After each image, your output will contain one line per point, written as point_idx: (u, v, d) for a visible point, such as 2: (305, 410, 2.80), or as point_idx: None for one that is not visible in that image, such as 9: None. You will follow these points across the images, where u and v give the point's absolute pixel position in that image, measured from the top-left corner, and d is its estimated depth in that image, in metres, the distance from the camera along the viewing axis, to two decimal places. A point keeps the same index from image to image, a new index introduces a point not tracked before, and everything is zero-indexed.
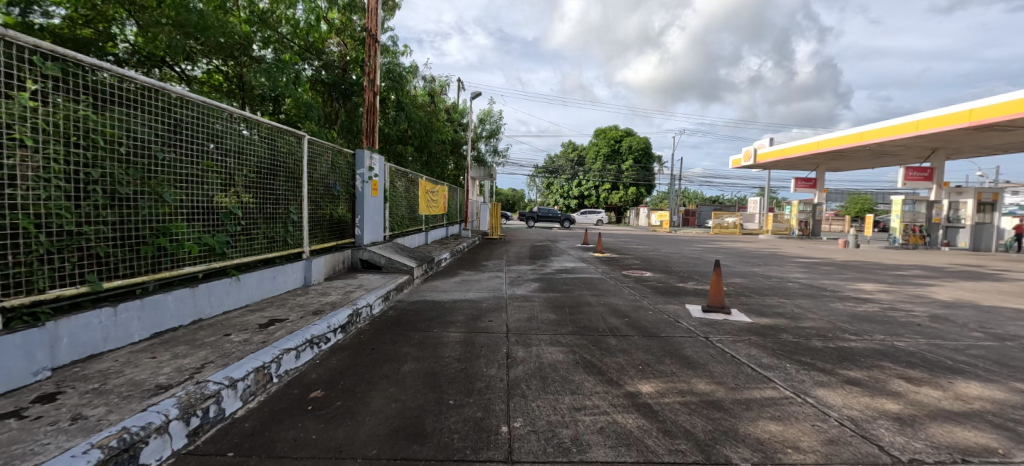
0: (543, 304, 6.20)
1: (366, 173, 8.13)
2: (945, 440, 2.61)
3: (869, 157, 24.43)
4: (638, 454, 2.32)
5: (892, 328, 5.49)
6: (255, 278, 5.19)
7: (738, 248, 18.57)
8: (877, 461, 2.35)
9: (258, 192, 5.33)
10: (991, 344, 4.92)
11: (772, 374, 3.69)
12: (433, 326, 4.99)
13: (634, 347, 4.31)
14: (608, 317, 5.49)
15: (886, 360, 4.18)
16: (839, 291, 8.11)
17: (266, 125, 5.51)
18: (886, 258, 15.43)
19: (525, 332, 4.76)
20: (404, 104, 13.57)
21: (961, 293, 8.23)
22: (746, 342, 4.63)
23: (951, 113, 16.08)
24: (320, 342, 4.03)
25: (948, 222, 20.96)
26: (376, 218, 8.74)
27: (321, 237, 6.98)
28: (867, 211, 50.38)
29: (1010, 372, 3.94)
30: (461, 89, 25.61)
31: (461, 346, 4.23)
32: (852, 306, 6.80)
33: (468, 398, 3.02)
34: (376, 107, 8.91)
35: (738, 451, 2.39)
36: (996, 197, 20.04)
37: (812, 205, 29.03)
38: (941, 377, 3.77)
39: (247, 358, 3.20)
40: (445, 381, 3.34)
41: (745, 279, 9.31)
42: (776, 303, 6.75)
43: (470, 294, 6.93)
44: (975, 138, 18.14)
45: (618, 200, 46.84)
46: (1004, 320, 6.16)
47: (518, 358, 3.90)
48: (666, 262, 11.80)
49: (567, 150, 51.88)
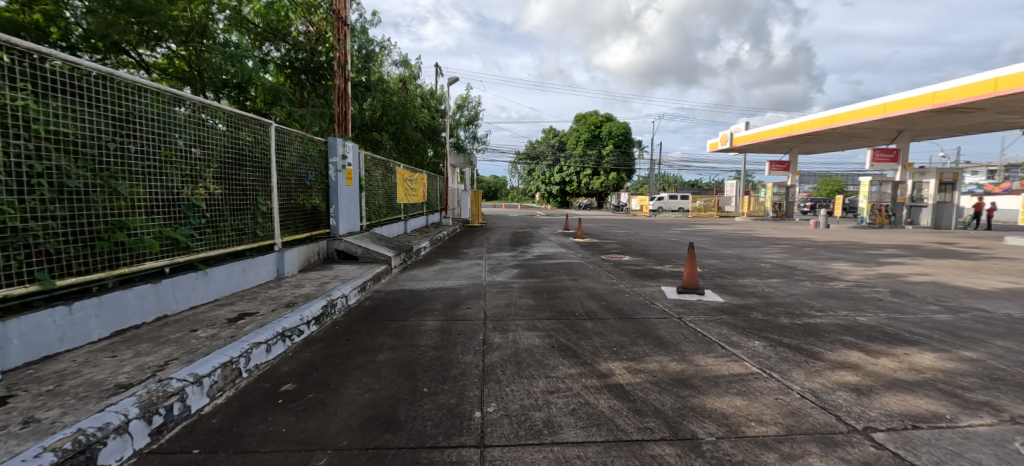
0: (521, 290, 6.22)
1: (339, 162, 7.93)
2: (898, 409, 2.75)
3: (841, 140, 25.10)
4: (607, 434, 2.36)
5: (856, 304, 5.73)
6: (224, 272, 5.04)
7: (715, 231, 18.96)
8: (833, 430, 2.46)
9: (224, 183, 5.13)
10: (946, 316, 5.19)
11: (740, 351, 3.81)
12: (411, 315, 4.96)
13: (610, 329, 4.38)
14: (586, 301, 5.57)
15: (849, 335, 4.37)
16: (809, 270, 8.44)
17: (229, 113, 5.27)
18: (853, 237, 16.07)
19: (502, 318, 4.77)
20: (376, 88, 13.18)
21: (922, 270, 8.65)
22: (717, 321, 4.76)
23: (915, 96, 16.61)
24: (292, 335, 3.95)
25: (912, 202, 21.81)
26: (352, 207, 8.56)
27: (294, 228, 6.79)
28: (839, 192, 52.24)
29: (961, 343, 4.18)
30: (438, 74, 25.01)
31: (437, 334, 4.22)
32: (821, 284, 7.05)
33: (442, 385, 3.03)
34: (347, 94, 8.65)
35: (704, 426, 2.47)
36: (956, 178, 20.90)
37: (785, 188, 29.95)
38: (897, 348, 3.97)
39: (214, 353, 3.12)
40: (420, 369, 3.32)
41: (721, 260, 9.56)
42: (748, 283, 6.97)
43: (449, 282, 6.91)
44: (939, 121, 18.84)
45: (600, 186, 47.03)
46: (959, 294, 6.51)
47: (494, 344, 3.91)
48: (644, 246, 12.04)
49: (548, 136, 51.85)
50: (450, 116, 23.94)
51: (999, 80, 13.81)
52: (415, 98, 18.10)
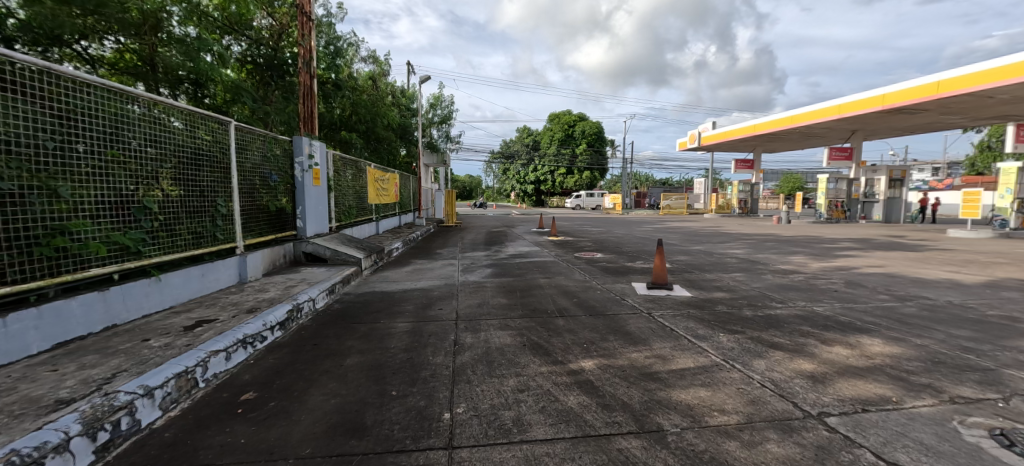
0: (494, 290, 6.20)
1: (305, 161, 7.71)
2: (850, 393, 2.90)
3: (800, 139, 26.30)
4: (576, 430, 2.39)
5: (814, 295, 6.02)
6: (181, 277, 4.79)
7: (685, 227, 19.49)
8: (790, 416, 2.57)
9: (179, 184, 4.86)
10: (895, 305, 5.52)
11: (705, 344, 3.93)
12: (381, 317, 4.87)
13: (581, 326, 4.43)
14: (558, 298, 5.62)
15: (807, 324, 4.58)
16: (771, 264, 8.81)
17: (185, 112, 5.02)
18: (812, 232, 16.90)
19: (474, 318, 4.75)
20: (344, 86, 12.86)
21: (874, 262, 9.18)
22: (684, 315, 4.88)
23: (868, 98, 17.57)
24: (254, 341, 3.80)
25: (865, 197, 23.13)
26: (320, 208, 8.33)
27: (258, 230, 6.54)
28: (799, 189, 54.83)
29: (907, 329, 4.45)
30: (410, 72, 24.68)
31: (408, 336, 4.16)
32: (782, 277, 7.36)
33: (411, 387, 2.98)
34: (313, 91, 8.41)
35: (670, 417, 2.53)
36: (904, 174, 22.33)
37: (750, 185, 31.15)
38: (850, 336, 4.18)
39: (167, 363, 2.97)
40: (389, 372, 3.26)
41: (690, 256, 9.84)
42: (715, 278, 7.20)
43: (422, 282, 6.83)
44: (888, 121, 20.01)
45: (573, 185, 48.17)
46: (906, 283, 6.95)
47: (466, 344, 3.88)
48: (617, 244, 12.25)
49: (522, 136, 51.95)
50: (423, 115, 23.65)
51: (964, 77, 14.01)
52: (385, 96, 17.76)
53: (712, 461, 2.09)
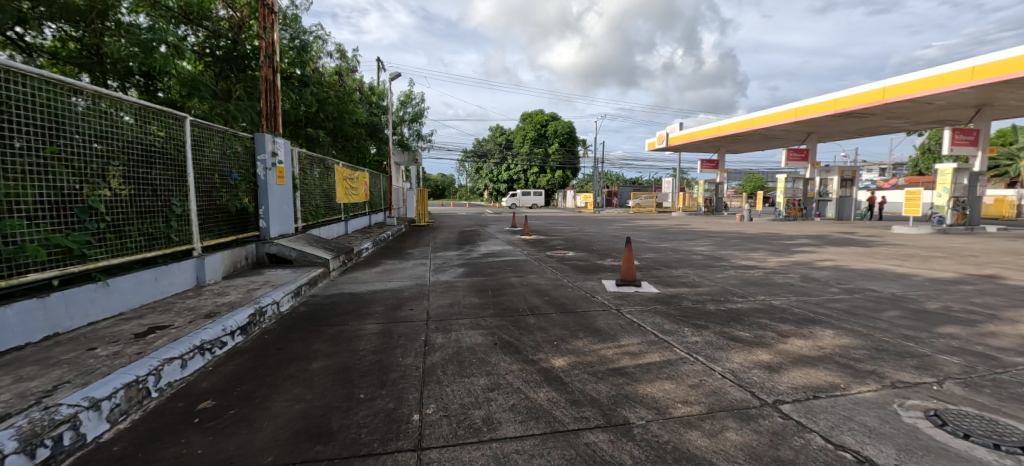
0: (466, 289, 6.18)
1: (268, 159, 7.43)
2: (803, 381, 3.07)
3: (761, 141, 27.53)
4: (545, 426, 2.42)
5: (772, 289, 6.33)
6: (131, 281, 4.52)
7: (653, 226, 20.02)
8: (748, 405, 2.70)
9: (129, 182, 4.58)
10: (845, 297, 5.88)
11: (670, 338, 4.07)
12: (349, 319, 4.76)
13: (552, 324, 4.49)
14: (530, 297, 5.66)
15: (765, 317, 4.81)
16: (734, 260, 9.20)
17: (136, 106, 4.74)
18: (771, 229, 17.73)
19: (445, 318, 4.72)
20: (310, 81, 12.47)
21: (827, 257, 9.73)
22: (652, 311, 5.04)
23: (821, 102, 18.58)
24: (212, 348, 3.64)
25: (820, 197, 24.44)
26: (285, 208, 8.05)
27: (217, 231, 6.25)
28: (760, 189, 57.45)
29: (855, 320, 4.76)
30: (379, 68, 24.18)
31: (377, 337, 4.09)
32: (743, 272, 7.70)
33: (380, 390, 2.93)
34: (276, 86, 8.10)
35: (636, 411, 2.61)
36: (854, 175, 23.77)
37: (714, 184, 32.35)
38: (804, 328, 4.43)
39: (115, 373, 2.79)
40: (357, 375, 3.20)
41: (657, 253, 10.13)
42: (681, 274, 7.44)
43: (392, 283, 6.72)
44: (840, 124, 21.24)
45: (546, 184, 48.97)
46: (855, 277, 7.41)
47: (436, 344, 3.85)
48: (588, 242, 12.46)
49: (495, 135, 51.91)
50: (393, 113, 23.25)
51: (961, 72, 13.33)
52: (353, 92, 17.32)
53: (675, 451, 2.16)
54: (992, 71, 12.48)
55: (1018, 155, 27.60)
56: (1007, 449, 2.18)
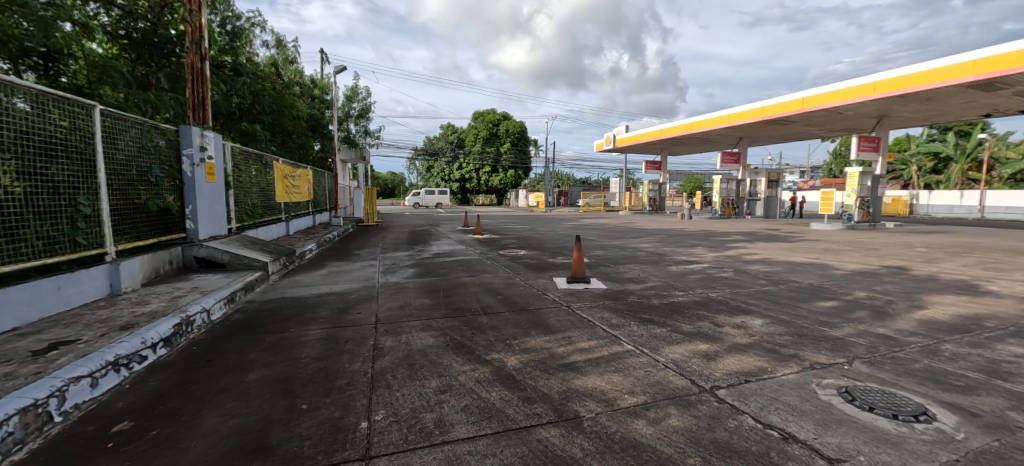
0: (417, 290, 6.04)
1: (196, 154, 6.82)
2: (736, 367, 3.32)
3: (699, 144, 29.40)
4: (497, 425, 2.42)
5: (709, 282, 6.78)
6: (27, 292, 3.96)
7: (601, 224, 20.73)
8: (688, 392, 2.87)
9: (24, 178, 4.03)
10: (771, 288, 6.43)
11: (618, 332, 4.23)
12: (290, 325, 4.48)
13: (504, 322, 4.51)
14: (482, 296, 5.64)
15: (703, 309, 5.14)
16: (676, 256, 9.75)
17: (32, 91, 4.18)
18: (708, 226, 18.99)
19: (396, 320, 4.58)
20: (244, 71, 11.59)
21: (757, 252, 10.58)
22: (600, 306, 5.22)
23: (750, 109, 20.20)
24: (129, 363, 3.28)
25: (750, 196, 26.57)
26: (216, 207, 7.43)
27: (134, 233, 5.64)
28: (698, 189, 61.41)
29: (780, 308, 5.21)
30: (322, 60, 23.00)
31: (321, 343, 3.89)
32: (684, 267, 8.19)
33: (325, 399, 2.79)
34: (204, 75, 7.44)
35: (586, 404, 2.68)
36: (779, 176, 26.12)
37: (658, 185, 34.10)
38: (737, 318, 4.78)
39: (7, 397, 2.44)
40: (298, 384, 3.02)
41: (606, 251, 10.50)
42: (627, 270, 7.77)
43: (338, 286, 6.42)
44: (767, 130, 23.18)
45: (499, 183, 48.71)
46: (780, 269, 8.13)
47: (386, 348, 3.73)
48: (539, 240, 12.65)
49: (446, 133, 51.16)
50: (338, 108, 22.21)
51: (953, 67, 12.54)
52: (293, 84, 16.32)
53: (623, 441, 2.25)
54: (892, 86, 14.12)
55: (910, 161, 31.59)
56: (903, 418, 2.49)
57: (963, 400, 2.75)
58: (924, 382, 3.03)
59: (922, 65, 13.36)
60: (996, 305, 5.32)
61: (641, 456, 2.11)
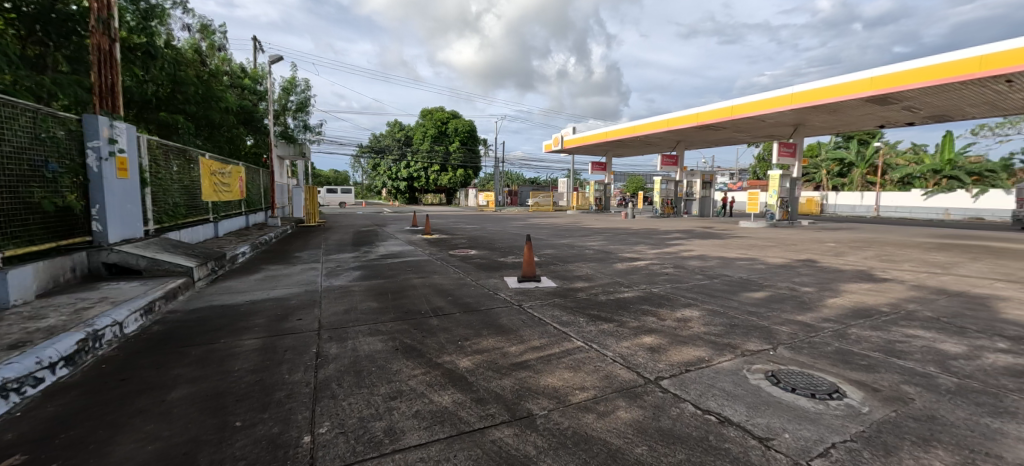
0: (363, 293, 5.79)
1: (104, 147, 6.06)
2: (677, 358, 3.52)
3: (641, 146, 30.91)
4: (450, 429, 2.38)
5: (651, 278, 7.15)
6: None
7: (551, 223, 21.12)
8: (635, 384, 3.00)
9: None
10: (707, 282, 6.90)
11: (568, 329, 4.33)
12: (220, 336, 4.11)
13: (456, 324, 4.44)
14: (433, 298, 5.54)
15: (647, 304, 5.40)
16: (621, 253, 10.17)
17: None
18: (650, 225, 20.02)
19: (340, 326, 4.36)
20: (162, 56, 10.46)
21: (693, 248, 11.31)
22: (550, 304, 5.32)
23: (686, 115, 21.56)
24: (19, 387, 2.83)
25: (687, 196, 28.38)
26: (129, 207, 6.65)
27: (26, 236, 4.90)
28: (640, 189, 64.54)
29: (714, 301, 5.61)
30: (255, 48, 21.34)
31: (257, 354, 3.60)
32: (628, 264, 8.57)
33: (262, 414, 2.59)
34: (113, 59, 6.64)
35: (538, 402, 2.71)
36: (711, 178, 28.17)
37: (603, 185, 35.39)
38: (677, 311, 5.08)
39: None
40: (231, 400, 2.77)
41: (555, 249, 10.72)
42: (576, 268, 7.98)
43: (275, 291, 6.00)
44: (701, 135, 24.87)
45: (447, 182, 47.64)
46: (714, 264, 8.76)
47: (330, 356, 3.53)
48: (490, 240, 12.65)
49: (393, 130, 49.56)
50: (274, 100, 20.74)
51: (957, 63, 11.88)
52: (220, 73, 14.96)
53: (575, 435, 2.30)
54: (807, 98, 15.72)
55: (820, 165, 35.35)
56: (820, 397, 2.77)
57: (866, 377, 3.12)
58: (836, 363, 3.40)
59: (830, 80, 14.97)
60: (889, 292, 6.11)
61: (592, 449, 2.17)
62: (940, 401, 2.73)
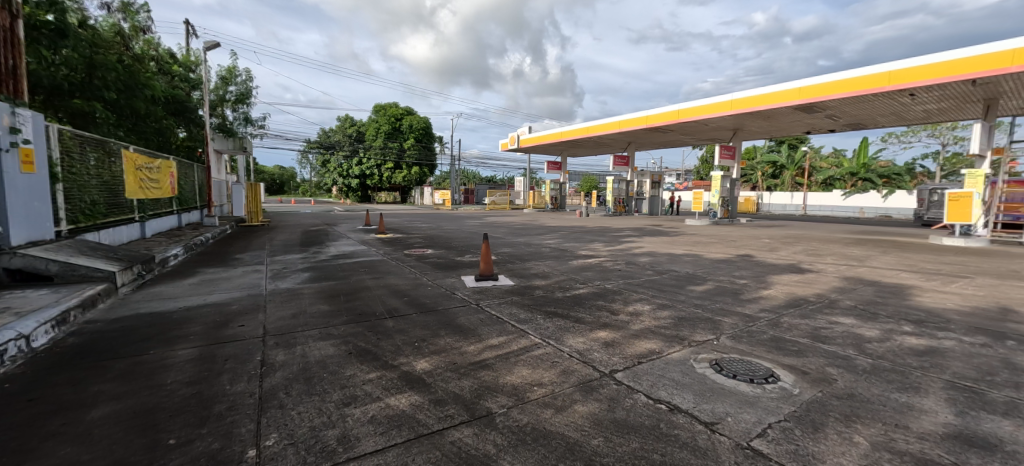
0: (313, 296, 5.52)
1: (3, 137, 5.35)
2: (630, 351, 3.66)
3: (594, 147, 31.82)
4: (408, 432, 2.33)
5: (605, 274, 7.38)
6: None
7: (507, 222, 21.20)
8: (591, 378, 3.08)
9: None
10: (656, 277, 7.23)
11: (526, 326, 4.37)
12: (149, 347, 3.75)
13: (412, 325, 4.35)
14: (388, 299, 5.38)
15: (601, 300, 5.57)
16: (576, 251, 10.41)
17: None
18: (604, 223, 20.66)
19: (288, 331, 4.13)
20: (75, 36, 9.37)
21: (644, 245, 11.80)
22: (508, 302, 5.34)
23: (636, 117, 22.43)
24: None
25: (638, 195, 29.58)
26: (36, 205, 5.91)
27: None
28: (594, 188, 66.44)
29: (664, 295, 5.89)
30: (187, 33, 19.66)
31: (194, 365, 3.33)
32: (583, 261, 8.79)
33: (200, 429, 2.39)
34: (17, 38, 5.87)
35: (497, 400, 2.71)
36: (660, 178, 29.55)
37: (558, 184, 36.05)
38: (630, 306, 5.28)
39: None
40: (163, 417, 2.54)
41: (512, 248, 10.78)
42: (533, 266, 8.07)
43: (214, 296, 5.57)
44: (650, 137, 26.02)
45: (402, 179, 45.97)
46: (663, 260, 9.20)
47: (276, 363, 3.33)
48: (447, 239, 12.49)
49: (343, 125, 47.57)
50: (211, 90, 19.24)
51: (941, 64, 11.76)
52: (146, 58, 13.64)
53: (534, 431, 2.33)
54: (744, 104, 16.89)
55: (756, 167, 38.13)
56: (757, 381, 3.00)
57: (796, 361, 3.41)
58: (771, 350, 3.69)
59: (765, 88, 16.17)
60: (815, 283, 6.71)
61: (551, 443, 2.21)
62: (858, 380, 3.04)
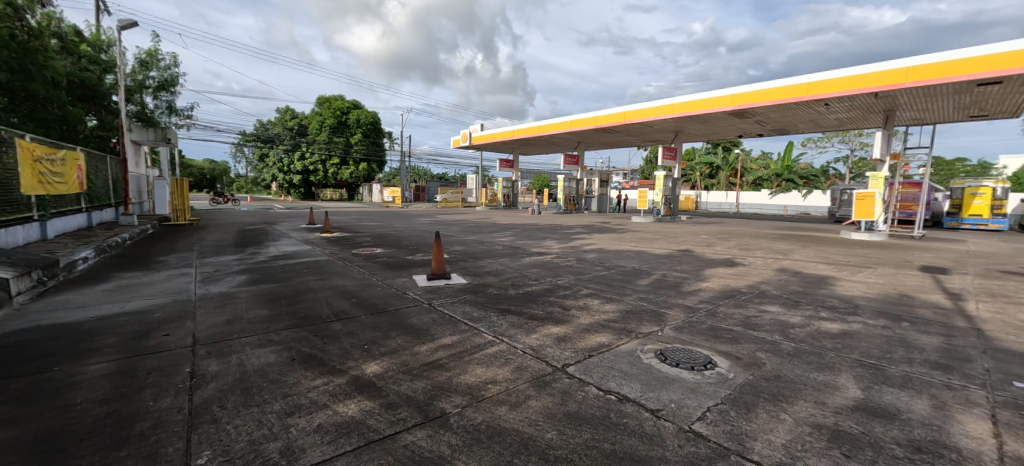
0: (251, 300, 5.15)
1: None
2: (581, 346, 3.76)
3: (546, 145, 32.35)
4: (358, 439, 2.24)
5: (556, 271, 7.53)
6: None
7: (460, 219, 21.02)
8: (545, 373, 3.14)
9: None
10: (605, 272, 7.49)
11: (480, 324, 4.35)
12: (53, 362, 3.30)
13: (362, 327, 4.18)
14: (334, 300, 5.14)
15: (554, 296, 5.68)
16: (529, 248, 10.53)
17: None
18: (555, 221, 21.10)
19: (222, 339, 3.82)
20: None
21: (594, 242, 12.17)
22: (461, 301, 5.29)
23: (586, 118, 23.04)
24: None
25: (587, 193, 30.48)
26: None
27: None
28: (546, 186, 67.60)
29: (612, 290, 6.12)
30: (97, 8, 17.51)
31: (109, 381, 2.98)
32: (536, 258, 8.91)
33: (119, 452, 2.15)
34: None
35: (451, 400, 2.68)
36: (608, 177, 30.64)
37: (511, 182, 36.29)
38: (580, 301, 5.42)
39: None
40: (72, 441, 2.25)
41: (465, 246, 10.70)
42: (486, 264, 8.06)
43: (133, 303, 5.03)
44: (599, 137, 26.89)
45: (349, 176, 44.69)
46: (612, 256, 9.55)
47: (209, 374, 3.07)
48: (397, 237, 12.16)
49: (283, 117, 44.75)
50: (128, 74, 17.32)
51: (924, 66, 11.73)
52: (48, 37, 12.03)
53: (489, 429, 2.33)
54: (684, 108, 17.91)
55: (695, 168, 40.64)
56: (697, 368, 3.20)
57: (731, 348, 3.68)
58: (709, 338, 3.96)
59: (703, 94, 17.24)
60: (747, 275, 7.26)
61: (506, 440, 2.22)
62: (783, 363, 3.34)
